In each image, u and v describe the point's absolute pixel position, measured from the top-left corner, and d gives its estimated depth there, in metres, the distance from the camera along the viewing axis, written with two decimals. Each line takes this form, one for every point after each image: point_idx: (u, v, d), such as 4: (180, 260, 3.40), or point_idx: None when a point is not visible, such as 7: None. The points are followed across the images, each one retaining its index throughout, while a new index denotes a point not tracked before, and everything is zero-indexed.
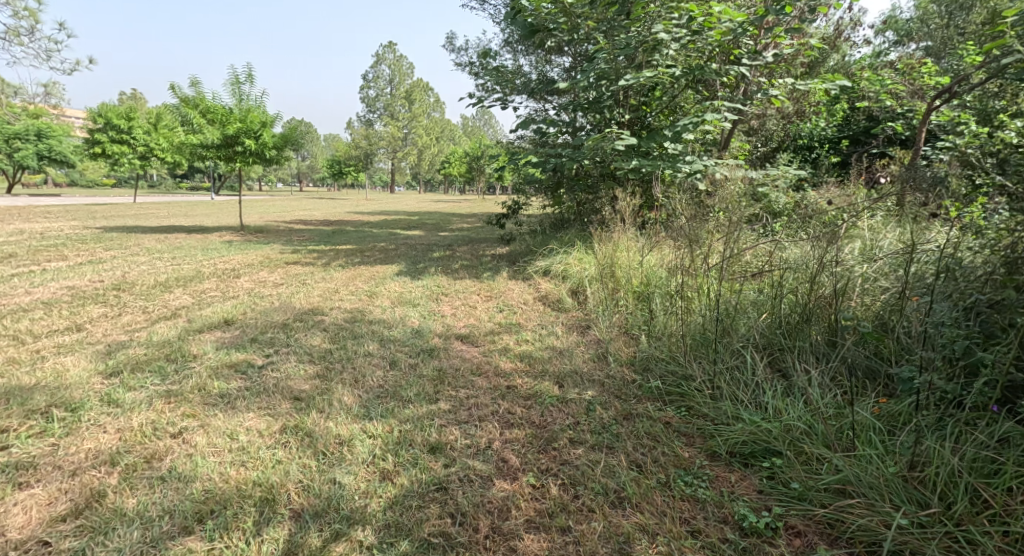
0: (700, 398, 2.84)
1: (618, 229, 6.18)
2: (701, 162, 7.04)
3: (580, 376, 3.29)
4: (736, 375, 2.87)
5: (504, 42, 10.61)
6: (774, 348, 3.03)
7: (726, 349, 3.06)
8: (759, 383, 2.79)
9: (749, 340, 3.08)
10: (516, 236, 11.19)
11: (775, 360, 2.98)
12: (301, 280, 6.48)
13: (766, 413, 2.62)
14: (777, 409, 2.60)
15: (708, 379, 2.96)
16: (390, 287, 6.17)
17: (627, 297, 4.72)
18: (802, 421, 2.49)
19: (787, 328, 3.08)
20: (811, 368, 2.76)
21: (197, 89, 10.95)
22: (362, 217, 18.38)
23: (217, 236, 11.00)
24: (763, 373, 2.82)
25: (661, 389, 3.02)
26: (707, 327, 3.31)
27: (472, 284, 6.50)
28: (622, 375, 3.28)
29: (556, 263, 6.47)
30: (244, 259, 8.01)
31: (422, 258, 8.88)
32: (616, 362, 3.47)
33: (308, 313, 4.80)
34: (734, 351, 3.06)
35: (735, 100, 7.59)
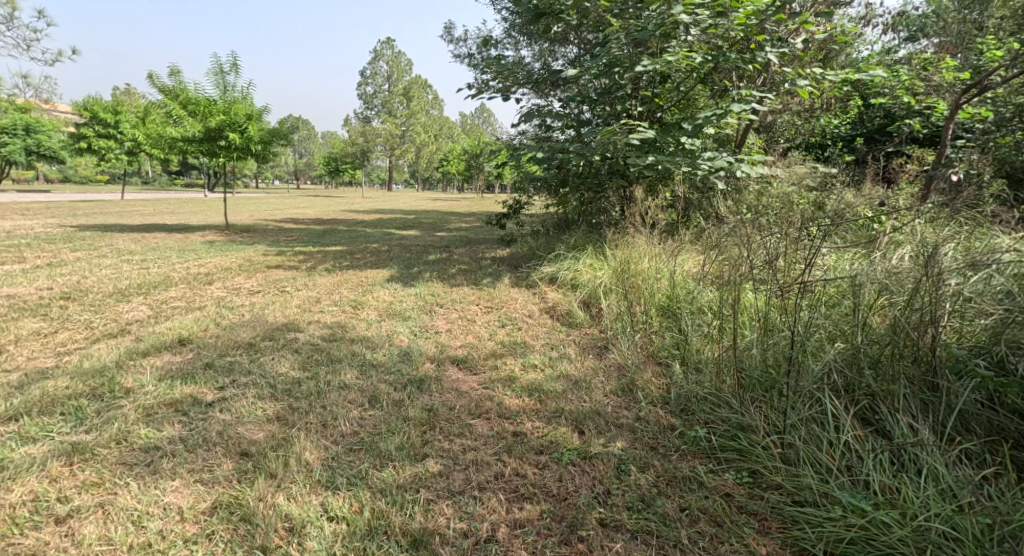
0: (773, 465, 2.23)
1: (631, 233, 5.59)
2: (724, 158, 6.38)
3: (605, 418, 2.68)
4: (816, 431, 2.25)
5: (506, 31, 9.99)
6: (857, 392, 2.42)
7: (794, 392, 2.43)
8: (850, 444, 2.17)
9: (824, 379, 2.45)
10: (517, 237, 10.56)
11: (859, 407, 2.38)
12: (280, 287, 5.86)
13: (873, 494, 2.00)
14: (890, 493, 2.00)
15: (777, 434, 2.33)
16: (379, 296, 5.53)
17: (649, 311, 4.08)
18: (934, 515, 1.86)
19: (868, 364, 2.46)
20: (921, 427, 2.13)
21: (178, 78, 10.35)
22: (356, 215, 17.76)
23: (200, 236, 10.36)
24: (854, 430, 2.20)
25: (714, 443, 2.40)
26: (766, 359, 2.67)
27: (470, 292, 5.89)
28: (656, 417, 2.66)
29: (564, 269, 5.86)
30: (222, 262, 7.37)
31: (417, 261, 8.24)
32: (647, 399, 2.85)
33: (280, 328, 4.15)
34: (805, 394, 2.42)
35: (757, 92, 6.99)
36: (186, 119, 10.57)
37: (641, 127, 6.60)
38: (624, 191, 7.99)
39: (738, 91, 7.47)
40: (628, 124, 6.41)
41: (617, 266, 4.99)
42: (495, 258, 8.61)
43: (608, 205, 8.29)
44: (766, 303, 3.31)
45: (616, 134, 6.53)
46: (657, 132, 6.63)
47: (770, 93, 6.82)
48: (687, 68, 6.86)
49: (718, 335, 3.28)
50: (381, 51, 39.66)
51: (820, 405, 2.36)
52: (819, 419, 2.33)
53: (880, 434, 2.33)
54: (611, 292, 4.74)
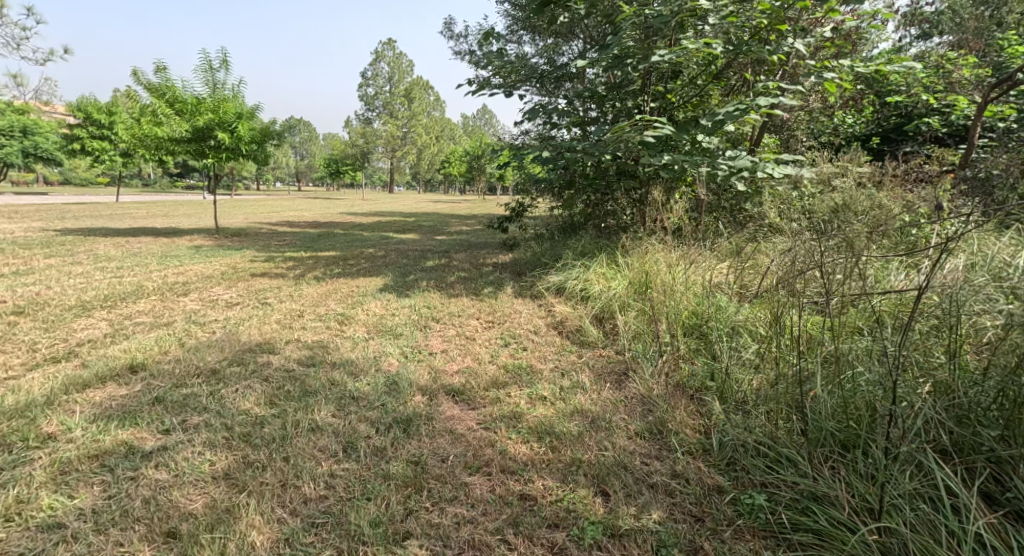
0: None
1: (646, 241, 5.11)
2: (746, 158, 5.86)
3: (625, 474, 2.24)
4: (934, 519, 1.84)
5: (509, 25, 9.51)
6: (970, 455, 2.01)
7: (891, 459, 2.01)
8: (982, 540, 1.77)
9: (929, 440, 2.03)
10: (521, 241, 10.05)
11: (976, 476, 1.98)
12: (262, 298, 5.38)
13: None
14: None
15: (878, 516, 1.93)
16: (370, 309, 5.02)
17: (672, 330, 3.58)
18: None
19: (981, 419, 2.05)
20: None
21: (164, 74, 9.95)
22: (355, 218, 17.27)
23: (187, 241, 9.90)
24: (983, 519, 1.80)
25: (792, 524, 1.99)
26: (843, 407, 2.23)
27: (470, 303, 5.41)
28: (688, 477, 2.23)
29: (572, 279, 5.37)
30: (205, 270, 6.89)
31: (414, 267, 7.76)
32: (678, 450, 2.41)
33: (252, 350, 3.65)
34: (909, 462, 2.00)
35: (784, 87, 6.46)
36: (172, 118, 10.16)
37: (659, 124, 6.10)
38: (635, 192, 7.48)
39: (761, 85, 6.96)
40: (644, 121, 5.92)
41: (636, 278, 4.48)
42: (497, 264, 8.12)
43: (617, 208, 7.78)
44: (819, 325, 2.83)
45: (630, 132, 6.03)
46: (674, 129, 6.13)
47: (794, 87, 6.33)
48: (708, 58, 6.36)
49: (764, 363, 2.80)
50: (381, 52, 39.13)
51: (929, 477, 1.95)
52: (927, 496, 1.93)
53: (1007, 513, 1.93)
54: (628, 306, 4.22)
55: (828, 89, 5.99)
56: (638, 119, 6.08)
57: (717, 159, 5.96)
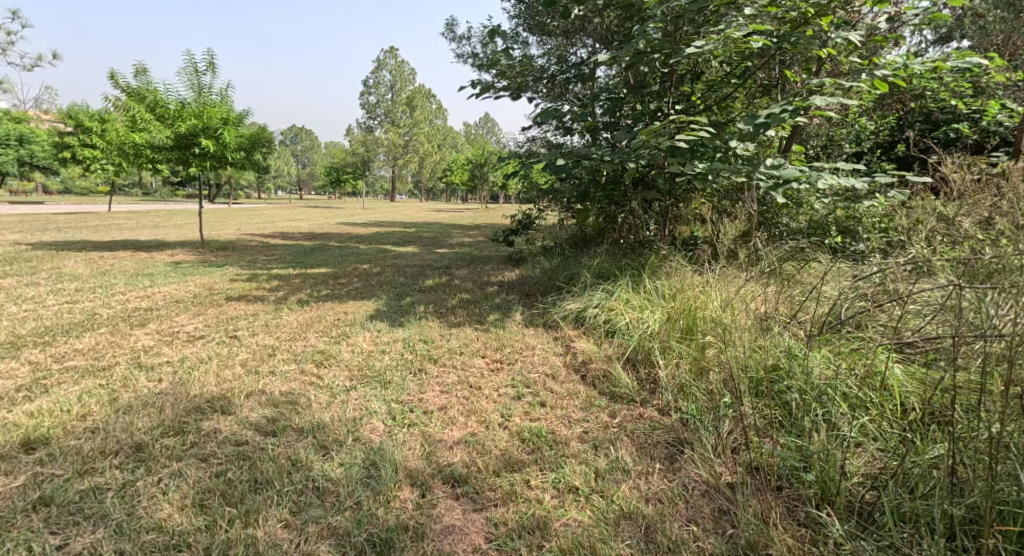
0: None
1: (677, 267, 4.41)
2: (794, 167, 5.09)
3: None
4: None
5: (516, 21, 8.83)
6: None
7: None
8: None
9: None
10: (527, 255, 9.26)
11: None
12: (230, 328, 4.63)
13: None
14: None
15: None
16: (357, 345, 4.26)
17: (736, 379, 2.81)
18: None
19: None
20: None
21: (144, 77, 9.31)
22: (351, 228, 16.46)
23: (167, 256, 9.15)
24: None
25: None
26: None
27: (473, 335, 4.69)
28: None
29: (592, 307, 4.64)
30: (174, 292, 6.11)
31: (411, 287, 7.01)
32: None
33: (200, 408, 2.90)
34: None
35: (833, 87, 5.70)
36: (153, 125, 9.52)
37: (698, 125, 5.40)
38: (657, 205, 6.73)
39: (802, 84, 6.22)
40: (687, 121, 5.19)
41: (674, 311, 3.75)
42: (503, 283, 7.37)
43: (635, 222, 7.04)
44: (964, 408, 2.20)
45: (661, 135, 5.33)
46: (715, 131, 5.42)
47: (841, 86, 5.64)
48: (748, 51, 5.60)
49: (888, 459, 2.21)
50: (383, 61, 38.81)
51: None
52: None
53: None
54: (669, 349, 3.46)
55: (878, 87, 5.20)
56: (672, 120, 5.38)
57: (758, 167, 5.25)
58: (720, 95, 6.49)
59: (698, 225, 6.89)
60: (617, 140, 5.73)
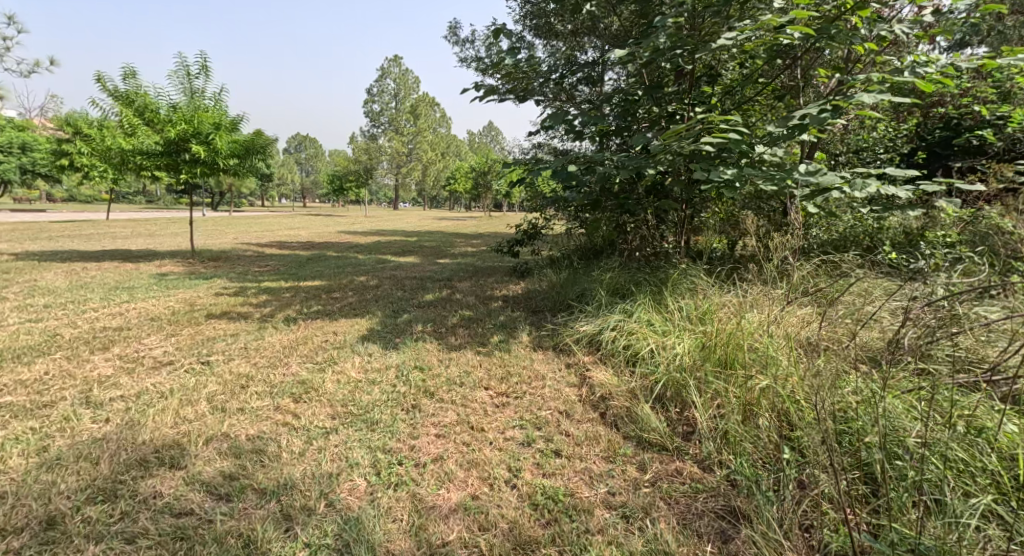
0: None
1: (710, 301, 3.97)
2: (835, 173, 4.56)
3: None
4: None
5: (521, 21, 8.39)
6: None
7: None
8: None
9: None
10: (533, 268, 8.77)
11: None
12: (203, 352, 4.16)
13: None
14: None
15: None
16: (343, 376, 3.76)
17: (808, 434, 2.42)
18: None
19: None
20: None
21: (132, 80, 8.92)
22: (350, 238, 15.96)
23: (155, 268, 8.71)
24: None
25: None
26: None
27: (475, 360, 4.21)
28: None
29: (609, 330, 4.16)
30: (151, 309, 5.63)
31: (409, 302, 6.52)
32: None
33: (146, 460, 2.48)
34: None
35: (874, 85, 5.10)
36: (141, 130, 9.13)
37: (726, 127, 4.95)
38: (675, 214, 6.26)
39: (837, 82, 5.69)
40: (718, 121, 4.73)
41: (708, 338, 3.27)
42: (508, 298, 6.88)
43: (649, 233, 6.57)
44: None
45: (684, 138, 4.88)
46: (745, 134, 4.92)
47: (880, 85, 5.14)
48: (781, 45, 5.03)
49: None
50: (388, 69, 38.64)
51: None
52: None
53: None
54: (705, 384, 2.97)
55: (921, 89, 4.48)
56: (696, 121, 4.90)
57: (794, 172, 4.73)
58: (746, 94, 5.99)
59: (719, 237, 6.42)
60: (634, 143, 5.20)
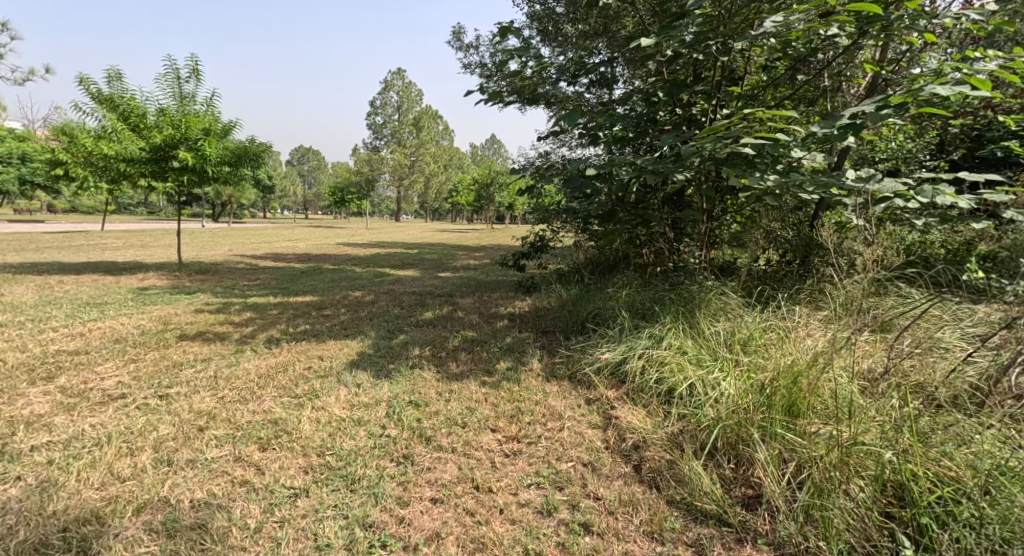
0: None
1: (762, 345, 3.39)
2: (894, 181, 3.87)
3: None
4: None
5: (528, 20, 7.85)
6: None
7: None
8: None
9: None
10: (540, 283, 8.21)
11: None
12: (162, 382, 3.58)
13: None
14: None
15: None
16: (324, 416, 3.17)
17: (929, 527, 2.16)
18: None
19: None
20: None
21: (116, 83, 8.45)
22: (349, 251, 15.33)
23: (137, 282, 8.16)
24: None
25: None
26: None
27: (479, 392, 3.62)
28: None
29: (633, 358, 3.57)
30: (119, 328, 5.08)
31: (406, 321, 5.93)
32: None
33: (46, 543, 2.12)
34: None
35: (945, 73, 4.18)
36: (124, 135, 8.66)
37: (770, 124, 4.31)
38: (698, 226, 5.71)
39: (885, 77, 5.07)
40: (772, 116, 4.05)
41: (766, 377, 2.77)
42: (514, 316, 6.30)
43: (667, 245, 6.01)
44: None
45: (721, 138, 4.26)
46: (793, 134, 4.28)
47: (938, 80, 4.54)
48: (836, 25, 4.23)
49: None
50: (392, 82, 38.50)
51: None
52: None
53: None
54: (771, 435, 2.55)
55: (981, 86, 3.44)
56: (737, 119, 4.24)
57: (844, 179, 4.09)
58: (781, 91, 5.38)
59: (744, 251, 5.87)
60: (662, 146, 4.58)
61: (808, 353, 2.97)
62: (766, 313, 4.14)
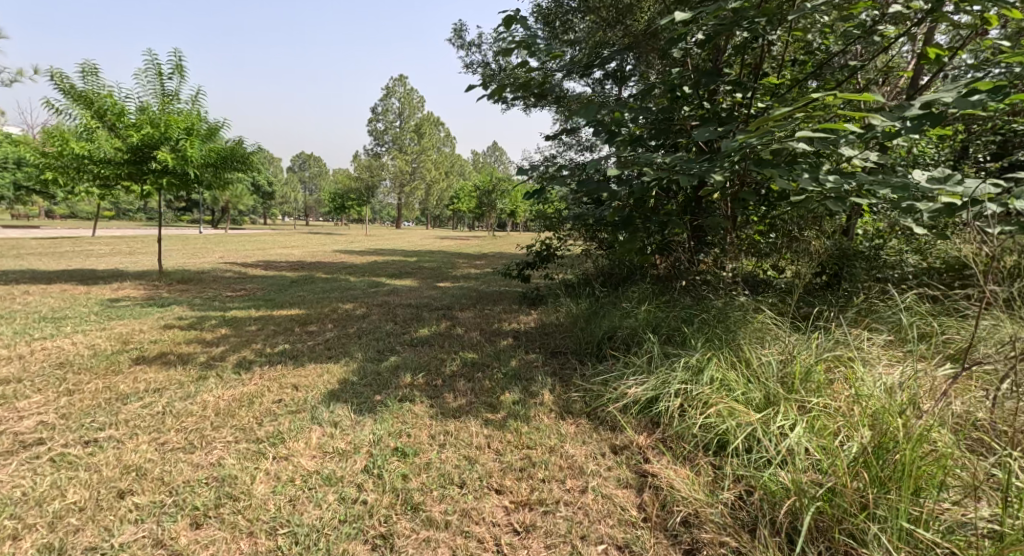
0: None
1: (825, 387, 2.79)
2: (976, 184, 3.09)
3: None
4: None
5: (534, 14, 7.24)
6: None
7: None
8: None
9: None
10: (547, 294, 7.57)
11: None
12: (94, 421, 2.99)
13: None
14: None
15: None
16: (288, 468, 2.55)
17: None
18: None
19: None
20: None
21: (92, 79, 7.90)
22: (345, 259, 14.67)
23: (110, 292, 7.57)
24: None
25: None
26: None
27: (479, 435, 3.02)
28: None
29: (666, 400, 2.92)
30: (68, 348, 4.49)
31: (398, 340, 5.30)
32: None
33: None
34: None
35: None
36: (99, 135, 8.11)
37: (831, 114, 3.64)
38: (725, 235, 5.09)
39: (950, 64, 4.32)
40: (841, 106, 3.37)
41: (872, 444, 2.23)
42: (520, 334, 5.66)
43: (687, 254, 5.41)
44: None
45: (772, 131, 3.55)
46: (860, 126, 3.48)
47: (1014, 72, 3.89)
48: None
49: None
50: (393, 88, 38.10)
51: None
52: None
53: None
54: (888, 528, 2.05)
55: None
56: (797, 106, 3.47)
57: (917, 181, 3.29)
58: (821, 77, 4.76)
59: (772, 261, 5.28)
60: (696, 140, 3.89)
61: (895, 403, 2.45)
62: (818, 339, 3.51)
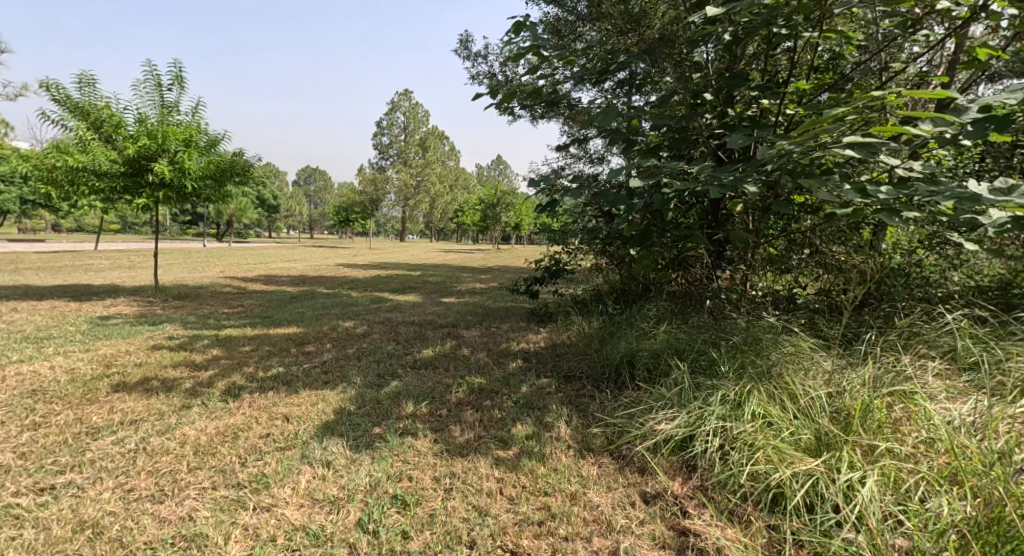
0: None
1: (881, 424, 2.49)
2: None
3: None
4: None
5: (540, 21, 6.95)
6: None
7: None
8: None
9: None
10: (557, 311, 7.22)
11: None
12: (57, 462, 2.68)
13: None
14: None
15: None
16: (269, 523, 2.34)
17: None
18: None
19: None
20: None
21: (87, 89, 7.66)
22: (348, 273, 14.32)
23: (101, 309, 7.27)
24: None
25: None
26: None
27: (488, 477, 2.69)
28: None
29: (706, 442, 2.60)
30: (45, 372, 4.18)
31: (400, 362, 4.95)
32: None
33: None
34: None
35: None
36: (94, 147, 7.85)
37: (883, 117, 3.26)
38: (751, 250, 4.72)
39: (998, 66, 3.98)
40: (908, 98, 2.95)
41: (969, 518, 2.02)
42: (529, 355, 5.31)
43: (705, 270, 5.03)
44: None
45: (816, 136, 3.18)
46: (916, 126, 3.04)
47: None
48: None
49: None
50: (399, 102, 38.09)
51: None
52: None
53: None
54: None
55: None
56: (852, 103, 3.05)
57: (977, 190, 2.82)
58: (853, 80, 4.42)
59: (794, 276, 4.94)
60: (728, 145, 3.46)
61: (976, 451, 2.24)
62: (864, 367, 3.15)
